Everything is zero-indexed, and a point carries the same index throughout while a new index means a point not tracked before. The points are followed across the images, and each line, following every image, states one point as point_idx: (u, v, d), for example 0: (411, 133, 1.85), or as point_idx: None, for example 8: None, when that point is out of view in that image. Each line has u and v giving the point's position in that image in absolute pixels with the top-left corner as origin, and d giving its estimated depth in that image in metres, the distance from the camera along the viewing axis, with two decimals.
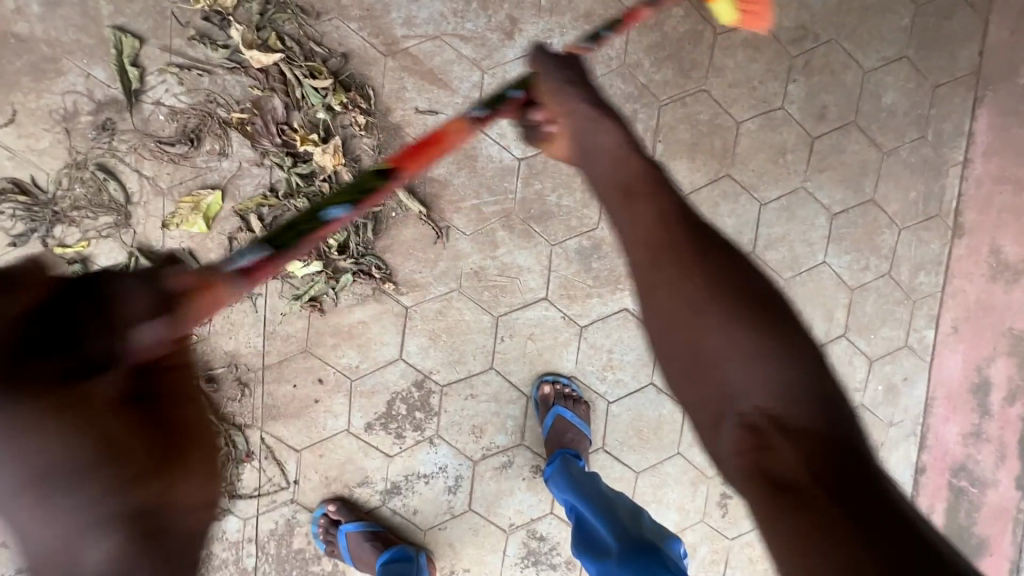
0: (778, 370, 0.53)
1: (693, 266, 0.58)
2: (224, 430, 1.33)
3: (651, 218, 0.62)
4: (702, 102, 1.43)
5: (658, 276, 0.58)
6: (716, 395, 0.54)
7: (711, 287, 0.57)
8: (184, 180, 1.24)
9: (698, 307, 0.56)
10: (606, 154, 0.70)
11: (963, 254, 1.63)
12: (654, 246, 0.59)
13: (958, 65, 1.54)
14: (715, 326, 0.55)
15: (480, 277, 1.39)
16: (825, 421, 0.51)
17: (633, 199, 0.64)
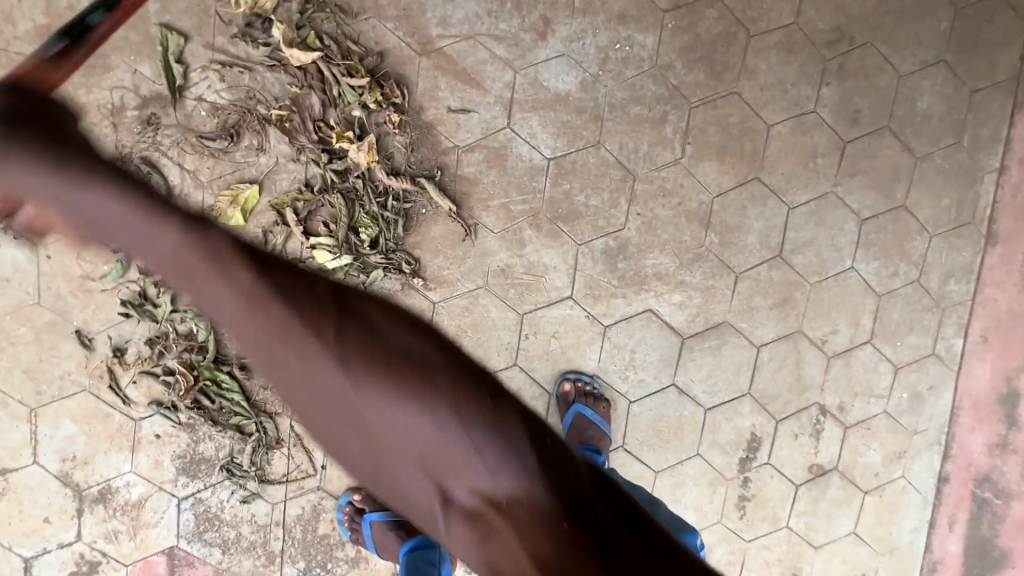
0: (451, 441, 0.52)
1: (333, 348, 0.52)
2: (256, 416, 1.37)
3: (258, 327, 0.52)
4: (733, 105, 1.42)
5: (312, 375, 0.51)
6: (399, 486, 0.53)
7: (334, 381, 0.51)
8: (223, 174, 1.28)
9: (355, 404, 0.51)
10: (124, 219, 0.57)
11: (996, 262, 1.61)
12: (305, 355, 0.51)
13: (998, 70, 1.52)
14: (341, 428, 0.52)
15: (507, 275, 1.41)
16: (519, 480, 0.53)
17: (229, 294, 0.53)
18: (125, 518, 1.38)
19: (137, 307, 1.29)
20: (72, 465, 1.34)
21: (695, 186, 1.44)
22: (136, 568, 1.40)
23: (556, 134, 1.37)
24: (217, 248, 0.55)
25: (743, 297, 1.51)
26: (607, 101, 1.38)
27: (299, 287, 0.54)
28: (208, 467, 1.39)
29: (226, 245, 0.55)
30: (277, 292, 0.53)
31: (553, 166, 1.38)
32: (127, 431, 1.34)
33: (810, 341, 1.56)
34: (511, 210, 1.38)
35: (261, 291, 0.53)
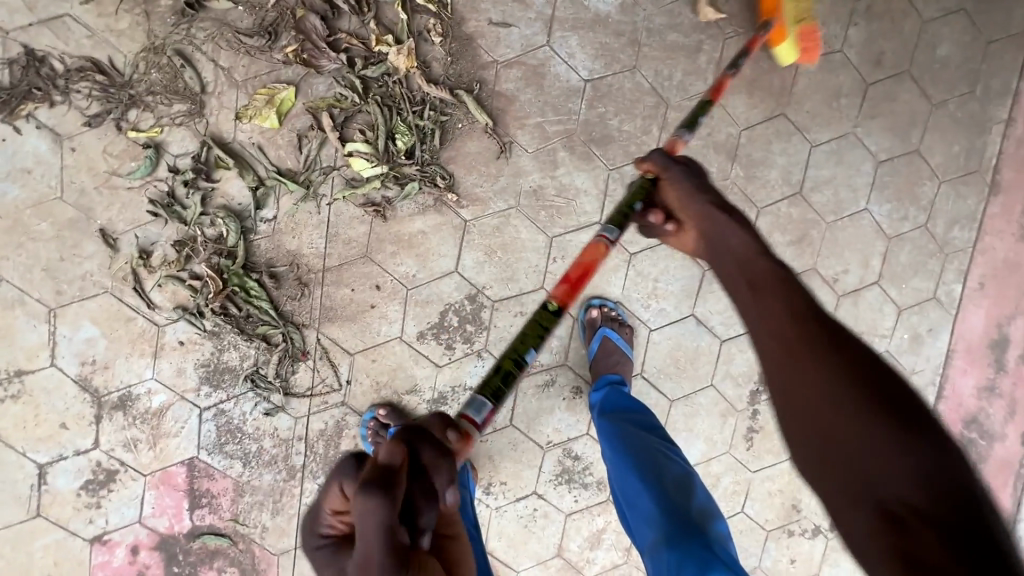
0: (851, 416, 0.54)
1: (742, 248, 0.78)
2: (283, 327, 1.36)
3: (775, 329, 0.63)
4: (765, 39, 1.45)
5: (789, 362, 0.60)
6: (760, 320, 0.67)
7: (793, 315, 0.64)
8: (259, 74, 1.25)
9: (765, 281, 0.70)
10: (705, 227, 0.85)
11: (997, 212, 1.69)
12: (770, 286, 0.69)
13: (1013, 23, 1.58)
14: (806, 373, 0.58)
15: (539, 196, 1.42)
16: (876, 441, 0.52)
17: (806, 331, 0.61)
18: (145, 427, 1.36)
19: (165, 208, 1.26)
20: (92, 369, 1.32)
21: (724, 119, 1.48)
22: (154, 478, 1.39)
23: (594, 56, 1.38)
24: (740, 237, 0.80)
25: (763, 232, 1.55)
26: (645, 26, 1.39)
27: (765, 254, 0.76)
28: (232, 378, 1.38)
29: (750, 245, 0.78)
30: (775, 273, 0.71)
31: (589, 88, 1.39)
32: (150, 336, 1.32)
33: (822, 279, 1.62)
34: (546, 130, 1.39)
35: (796, 306, 0.64)
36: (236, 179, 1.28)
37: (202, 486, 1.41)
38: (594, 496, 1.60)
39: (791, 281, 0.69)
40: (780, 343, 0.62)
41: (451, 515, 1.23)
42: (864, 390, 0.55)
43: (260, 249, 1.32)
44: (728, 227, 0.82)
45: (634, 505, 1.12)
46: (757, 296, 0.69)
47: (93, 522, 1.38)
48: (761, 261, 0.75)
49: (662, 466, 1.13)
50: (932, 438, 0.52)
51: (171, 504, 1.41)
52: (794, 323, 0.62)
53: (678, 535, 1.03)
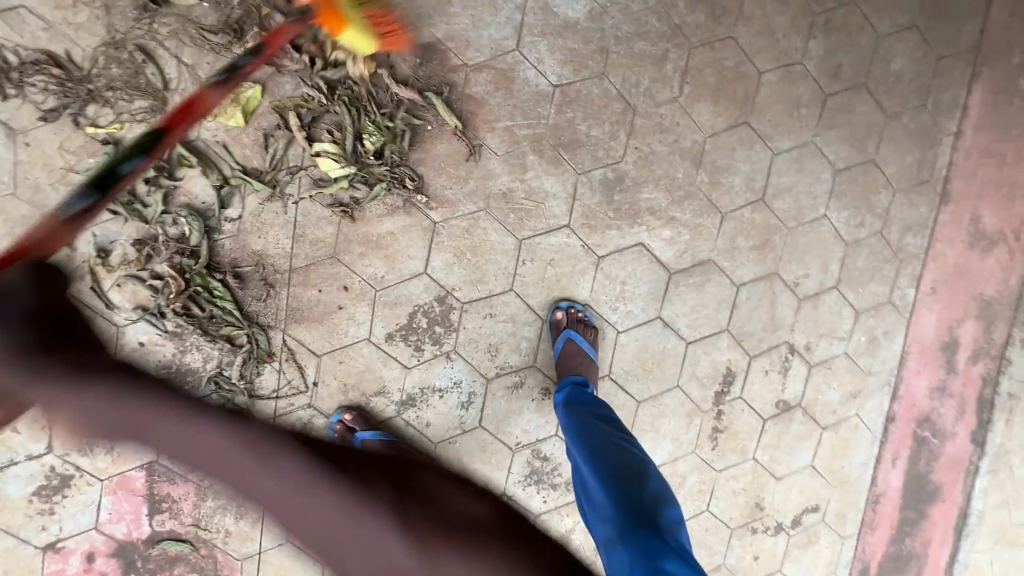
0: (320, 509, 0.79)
1: (297, 475, 0.83)
2: (248, 328, 1.34)
3: (214, 446, 0.87)
4: (729, 49, 1.49)
5: (259, 467, 0.85)
6: (293, 514, 0.79)
7: (296, 487, 0.81)
8: (224, 72, 1.24)
9: (312, 491, 0.80)
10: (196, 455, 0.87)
11: (947, 220, 1.77)
12: (258, 454, 0.85)
13: (962, 40, 1.66)
14: (270, 500, 0.82)
15: (508, 200, 1.43)
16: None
17: (260, 442, 0.88)
18: None
19: (125, 206, 1.23)
20: None
21: (690, 125, 1.51)
22: (112, 484, 1.35)
23: (563, 62, 1.40)
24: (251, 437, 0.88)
25: (727, 237, 1.60)
26: (613, 34, 1.42)
27: (304, 462, 0.85)
28: (195, 380, 1.35)
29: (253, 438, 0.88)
30: (297, 474, 0.83)
31: (558, 93, 1.41)
32: (108, 337, 1.29)
33: (784, 283, 1.67)
34: (515, 133, 1.40)
35: (227, 417, 0.92)
36: (200, 178, 1.27)
37: (162, 491, 1.38)
38: (563, 496, 1.62)
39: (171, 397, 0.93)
40: (357, 546, 0.76)
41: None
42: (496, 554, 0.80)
43: (225, 249, 1.31)
44: (254, 444, 0.87)
45: (592, 500, 1.11)
46: (279, 500, 0.81)
47: (46, 529, 1.34)
48: (280, 470, 0.84)
49: (621, 460, 1.15)
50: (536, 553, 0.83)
51: (130, 510, 1.37)
52: (304, 492, 0.80)
53: (630, 529, 1.00)
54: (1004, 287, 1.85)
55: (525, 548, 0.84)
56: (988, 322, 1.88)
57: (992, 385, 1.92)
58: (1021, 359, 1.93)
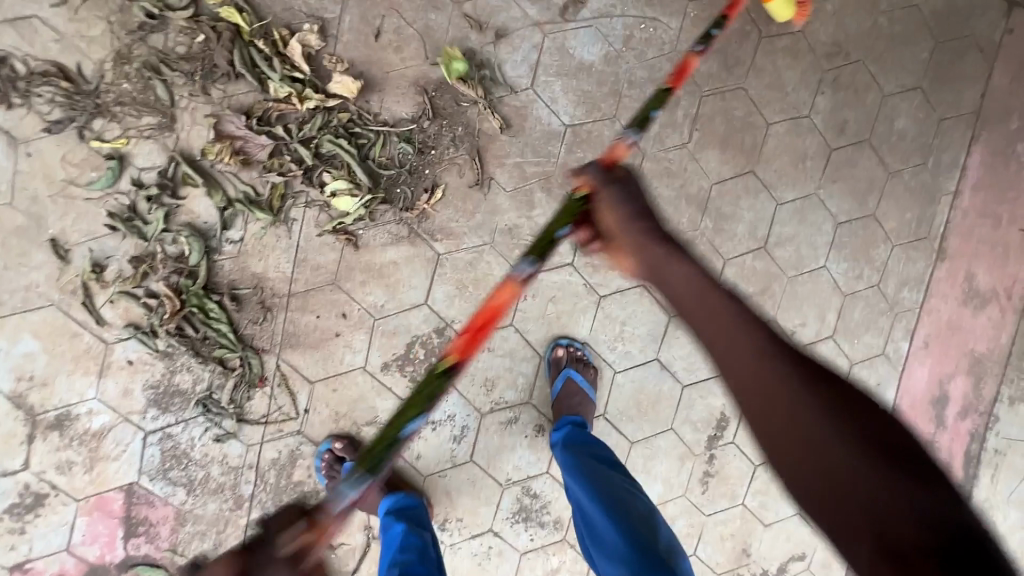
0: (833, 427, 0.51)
1: (696, 280, 0.68)
2: (242, 351, 1.32)
3: (738, 360, 0.58)
4: (739, 99, 1.52)
5: (781, 394, 0.54)
6: (728, 358, 0.59)
7: (779, 360, 0.56)
8: (236, 93, 1.23)
9: (721, 315, 0.62)
10: (695, 305, 0.66)
11: (943, 276, 1.80)
12: (724, 317, 0.62)
13: (964, 103, 1.70)
14: (754, 386, 0.55)
15: (513, 235, 1.43)
16: (834, 446, 0.50)
17: (777, 387, 0.54)
18: (82, 449, 1.29)
19: (124, 222, 1.21)
20: (29, 386, 1.24)
21: (697, 172, 1.52)
22: (88, 504, 1.31)
23: (575, 102, 1.41)
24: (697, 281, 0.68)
25: (728, 283, 1.60)
26: (627, 78, 1.43)
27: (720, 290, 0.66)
28: (183, 402, 1.32)
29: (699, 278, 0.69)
30: (691, 274, 0.70)
31: (570, 133, 1.42)
32: (96, 354, 1.26)
33: (782, 331, 1.68)
34: (525, 170, 1.41)
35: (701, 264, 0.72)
36: (203, 198, 1.25)
37: (140, 513, 1.34)
38: (550, 535, 1.60)
39: (756, 316, 0.62)
40: (694, 301, 0.66)
41: (415, 554, 1.20)
42: (843, 419, 0.51)
43: (223, 270, 1.28)
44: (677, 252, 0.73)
45: (600, 539, 1.11)
46: (718, 331, 0.61)
47: (15, 549, 1.29)
48: (746, 319, 0.61)
49: (628, 498, 1.14)
50: (917, 473, 0.48)
51: (104, 532, 1.33)
52: (758, 356, 0.57)
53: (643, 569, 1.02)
54: (995, 345, 1.88)
55: (885, 455, 0.49)
56: (978, 378, 1.90)
57: (980, 440, 1.94)
58: (1007, 416, 1.95)
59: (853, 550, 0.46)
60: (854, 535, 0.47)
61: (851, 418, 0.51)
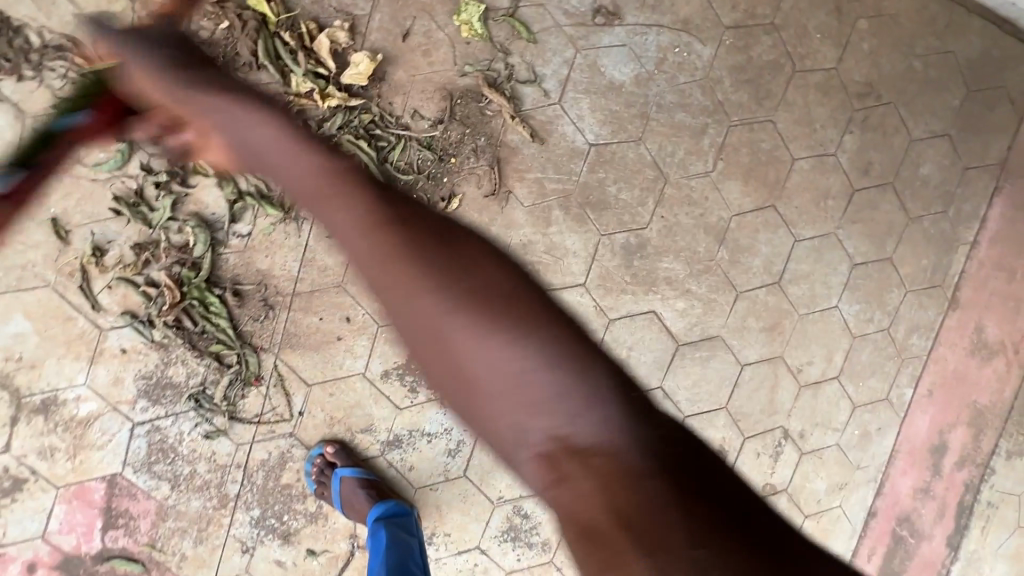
0: (553, 375, 0.50)
1: (324, 165, 0.61)
2: (239, 347, 1.28)
3: (372, 236, 0.54)
4: (767, 132, 1.49)
5: (474, 347, 0.51)
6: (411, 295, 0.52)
7: (457, 300, 0.52)
8: (255, 83, 1.19)
9: (321, 180, 0.59)
10: (277, 151, 0.64)
11: (953, 325, 1.78)
12: (337, 189, 0.57)
13: (990, 154, 1.68)
14: (502, 354, 0.50)
15: (527, 251, 1.40)
16: (524, 374, 0.50)
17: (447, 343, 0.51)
18: (66, 435, 1.25)
19: (130, 207, 1.17)
20: (16, 367, 1.20)
21: (718, 202, 1.49)
22: (68, 492, 1.27)
23: (602, 122, 1.38)
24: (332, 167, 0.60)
25: (739, 316, 1.58)
26: (655, 101, 1.40)
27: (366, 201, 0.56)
28: (174, 395, 1.28)
29: (338, 165, 0.60)
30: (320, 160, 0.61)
31: (593, 152, 1.38)
32: (89, 339, 1.22)
33: (788, 368, 1.66)
34: (545, 185, 1.37)
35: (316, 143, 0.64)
36: (213, 188, 1.21)
37: (121, 505, 1.30)
38: (538, 556, 1.57)
39: (449, 227, 0.57)
40: (296, 179, 0.61)
41: (403, 554, 1.18)
42: (535, 346, 0.51)
43: (227, 264, 1.25)
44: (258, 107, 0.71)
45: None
46: (327, 205, 0.57)
47: None
48: (340, 196, 0.57)
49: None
50: (586, 363, 0.52)
51: (82, 521, 1.29)
52: (366, 229, 0.54)
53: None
54: (997, 398, 1.87)
55: (557, 363, 0.51)
56: (977, 429, 1.89)
57: (973, 491, 1.93)
58: (1002, 469, 1.94)
59: (520, 462, 0.51)
60: (513, 452, 0.50)
61: (536, 344, 0.51)
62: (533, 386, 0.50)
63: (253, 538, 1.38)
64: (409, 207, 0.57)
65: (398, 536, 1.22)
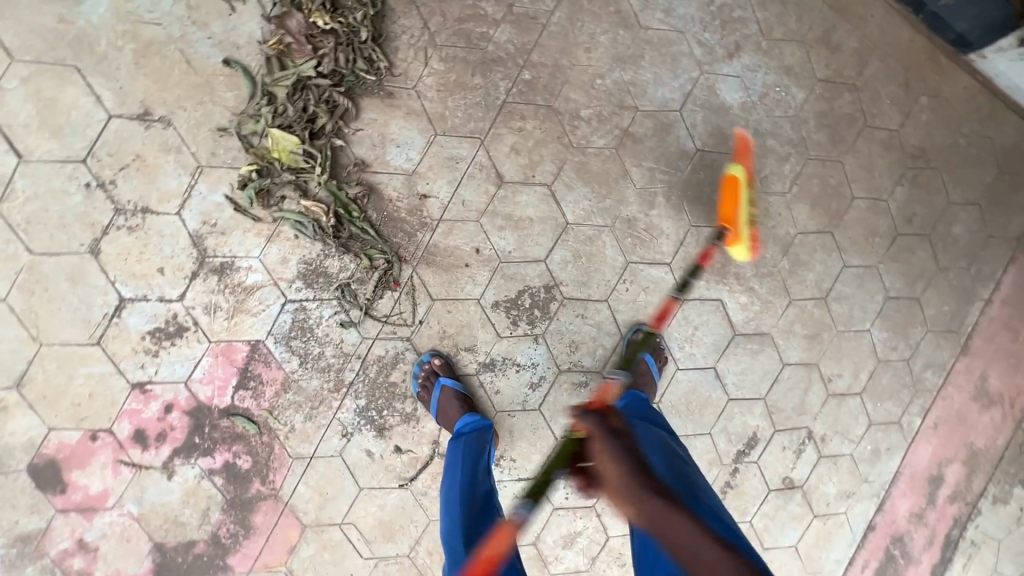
0: (672, 515, 0.85)
1: (671, 509, 0.85)
2: (388, 254, 1.51)
3: (627, 505, 0.86)
4: (835, 169, 1.79)
5: (664, 518, 0.85)
6: (666, 530, 0.85)
7: (656, 512, 0.85)
8: (455, 45, 1.49)
9: (648, 501, 0.85)
10: (664, 527, 0.85)
11: (962, 369, 2.05)
12: (668, 518, 0.84)
13: (1010, 229, 2.00)
14: (671, 526, 0.85)
15: (631, 225, 1.66)
16: (701, 541, 0.84)
17: (649, 502, 0.85)
18: (230, 297, 1.46)
19: (331, 117, 1.41)
20: (209, 231, 1.42)
21: (788, 219, 1.78)
22: (216, 348, 1.47)
23: (709, 133, 1.68)
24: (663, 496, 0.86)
25: (788, 319, 1.84)
26: (754, 126, 1.70)
27: (671, 497, 0.87)
28: (325, 283, 1.50)
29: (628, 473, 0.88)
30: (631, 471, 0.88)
31: (698, 155, 1.68)
32: (271, 222, 1.45)
33: (821, 376, 1.91)
34: (655, 174, 1.65)
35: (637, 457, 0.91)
36: (400, 120, 1.48)
37: (256, 369, 1.50)
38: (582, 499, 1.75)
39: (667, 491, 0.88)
40: (631, 495, 0.86)
41: (473, 462, 1.37)
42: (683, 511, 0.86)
43: (395, 184, 1.50)
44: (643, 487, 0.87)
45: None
46: (648, 503, 0.85)
47: (143, 368, 1.44)
48: (663, 505, 0.85)
49: (667, 447, 1.30)
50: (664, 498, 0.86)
51: (221, 376, 1.49)
52: (674, 511, 0.85)
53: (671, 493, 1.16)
54: (991, 443, 2.11)
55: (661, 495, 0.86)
56: (971, 468, 2.12)
57: (960, 527, 2.13)
58: (988, 513, 2.16)
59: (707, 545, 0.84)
60: (715, 557, 0.83)
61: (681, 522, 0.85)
62: (703, 546, 0.84)
63: (353, 425, 1.58)
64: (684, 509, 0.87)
65: (481, 440, 1.44)
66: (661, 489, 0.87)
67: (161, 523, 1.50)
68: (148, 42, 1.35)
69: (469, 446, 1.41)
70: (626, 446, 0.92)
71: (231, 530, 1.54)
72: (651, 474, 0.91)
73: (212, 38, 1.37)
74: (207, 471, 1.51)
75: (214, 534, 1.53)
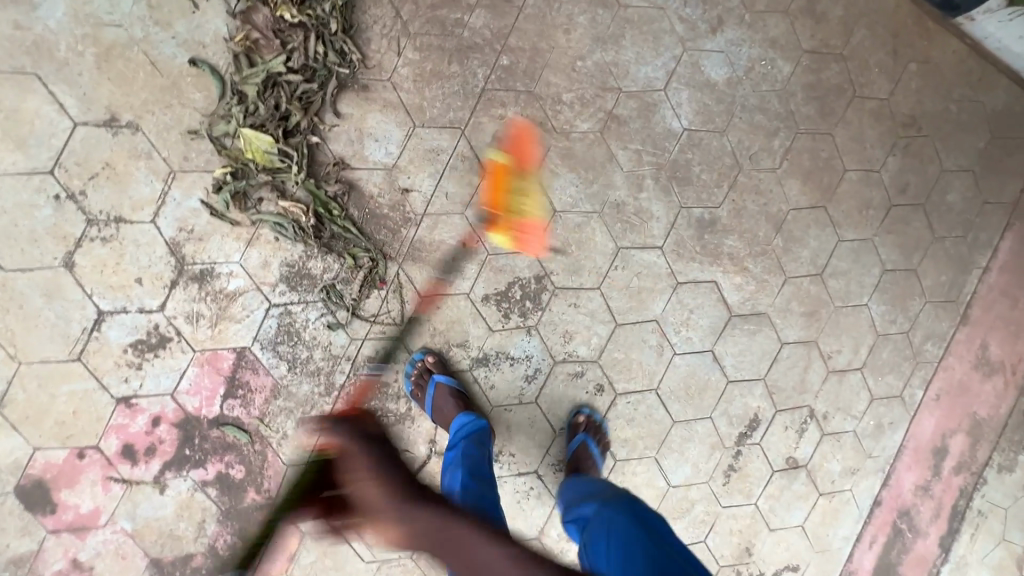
0: (439, 516, 0.88)
1: (408, 531, 0.86)
2: (373, 252, 1.47)
3: (422, 530, 0.86)
4: (826, 142, 1.76)
5: (472, 543, 0.84)
6: (473, 554, 0.83)
7: (398, 523, 0.88)
8: (429, 33, 1.44)
9: (422, 528, 0.86)
10: (423, 534, 0.86)
11: (962, 339, 2.03)
12: (426, 532, 0.86)
13: (1005, 194, 1.97)
14: (478, 549, 0.83)
15: (619, 210, 1.63)
16: (471, 541, 0.85)
17: (455, 530, 0.86)
18: (213, 305, 1.42)
19: (303, 113, 1.36)
20: (186, 238, 1.38)
21: (780, 195, 1.74)
22: (202, 357, 1.44)
23: (695, 112, 1.64)
24: (428, 507, 0.90)
25: (784, 297, 1.81)
26: (741, 102, 1.67)
27: (450, 513, 0.90)
28: (309, 285, 1.46)
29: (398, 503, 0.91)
30: (420, 510, 0.89)
31: (685, 135, 1.64)
32: (250, 225, 1.41)
33: (820, 353, 1.88)
34: (642, 157, 1.62)
35: (397, 498, 0.92)
36: (377, 113, 1.43)
37: (243, 377, 1.47)
38: None
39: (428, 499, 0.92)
40: (425, 535, 0.86)
41: (472, 463, 1.35)
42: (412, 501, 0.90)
43: (376, 180, 1.46)
44: (417, 504, 0.90)
45: (580, 497, 1.27)
46: (441, 536, 0.85)
47: (127, 382, 1.41)
48: (420, 511, 0.89)
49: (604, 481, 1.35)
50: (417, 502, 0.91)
51: (208, 386, 1.45)
52: (401, 509, 0.90)
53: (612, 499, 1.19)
54: (995, 412, 2.09)
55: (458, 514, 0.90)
56: (975, 438, 2.10)
57: (967, 497, 2.12)
58: (995, 482, 2.14)
59: (488, 546, 0.84)
60: (461, 539, 0.85)
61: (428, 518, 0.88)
62: (455, 529, 0.86)
63: None
64: (428, 508, 0.90)
65: (472, 443, 1.40)
66: (402, 501, 0.91)
67: (157, 538, 1.47)
68: (110, 45, 1.30)
69: (459, 452, 1.38)
70: (388, 477, 1.00)
71: (229, 541, 1.51)
72: (424, 490, 0.97)
73: (177, 38, 1.32)
74: (201, 483, 1.48)
75: (212, 546, 1.50)
